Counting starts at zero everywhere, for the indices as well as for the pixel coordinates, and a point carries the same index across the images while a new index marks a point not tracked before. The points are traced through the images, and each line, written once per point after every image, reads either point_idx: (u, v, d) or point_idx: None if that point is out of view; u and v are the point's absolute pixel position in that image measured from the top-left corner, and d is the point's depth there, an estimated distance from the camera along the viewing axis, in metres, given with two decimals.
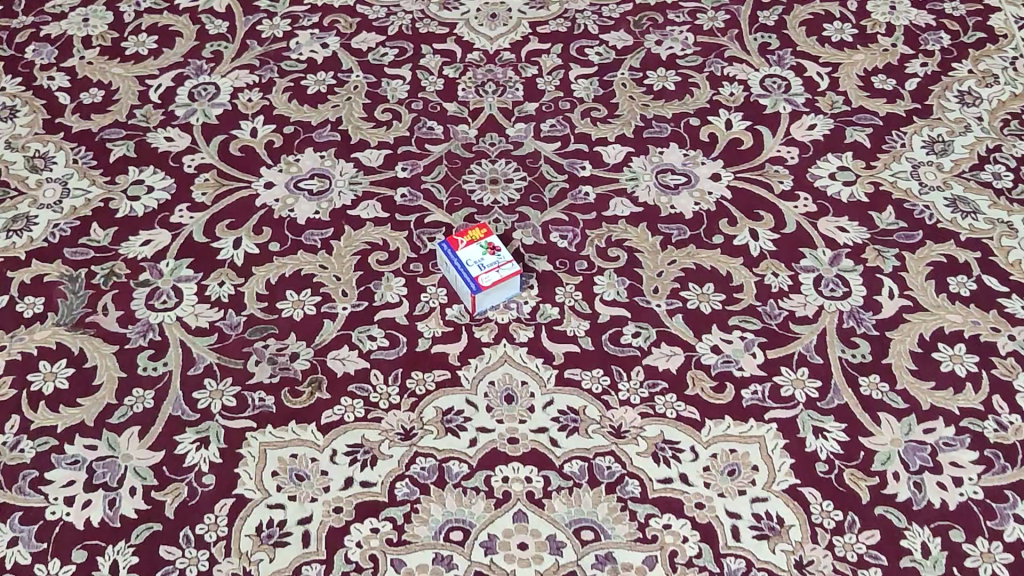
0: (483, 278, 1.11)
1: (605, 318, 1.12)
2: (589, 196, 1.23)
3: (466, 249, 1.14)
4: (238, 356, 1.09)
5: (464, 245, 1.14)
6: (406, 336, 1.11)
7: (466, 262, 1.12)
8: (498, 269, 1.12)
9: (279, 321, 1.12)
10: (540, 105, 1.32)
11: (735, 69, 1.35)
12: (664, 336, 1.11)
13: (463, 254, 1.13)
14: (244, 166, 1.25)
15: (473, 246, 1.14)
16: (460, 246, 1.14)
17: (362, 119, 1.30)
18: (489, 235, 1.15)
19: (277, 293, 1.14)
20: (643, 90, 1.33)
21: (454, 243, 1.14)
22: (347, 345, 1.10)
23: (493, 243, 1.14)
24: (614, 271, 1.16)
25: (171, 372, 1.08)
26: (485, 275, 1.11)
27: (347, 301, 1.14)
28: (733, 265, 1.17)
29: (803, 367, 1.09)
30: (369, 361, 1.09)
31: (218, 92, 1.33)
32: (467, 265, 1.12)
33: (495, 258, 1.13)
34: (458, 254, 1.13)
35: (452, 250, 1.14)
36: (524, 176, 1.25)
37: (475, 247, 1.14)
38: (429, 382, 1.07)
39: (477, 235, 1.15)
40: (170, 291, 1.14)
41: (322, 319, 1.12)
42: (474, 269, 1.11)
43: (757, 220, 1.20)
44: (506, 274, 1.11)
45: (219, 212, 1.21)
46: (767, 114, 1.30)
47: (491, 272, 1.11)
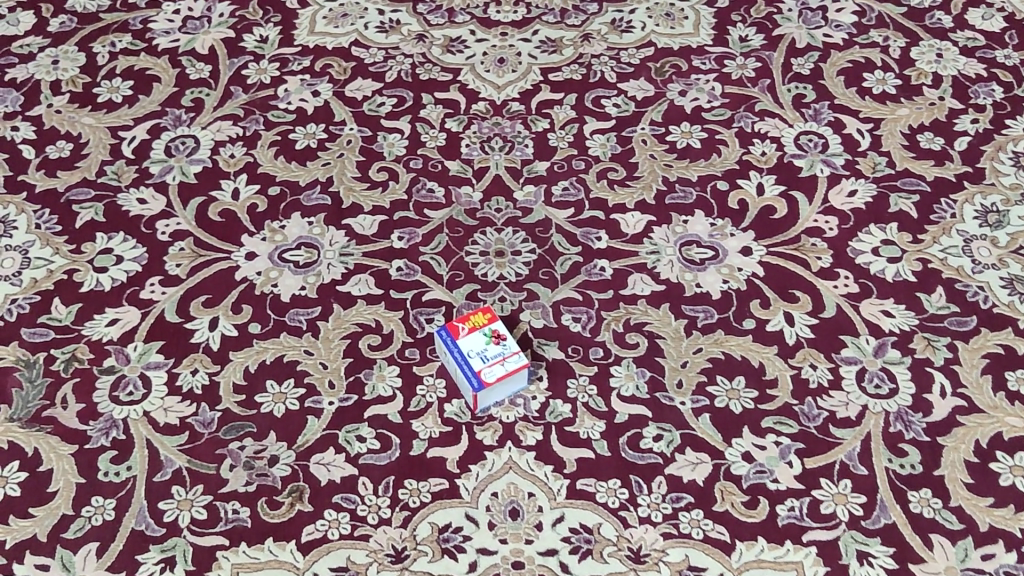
0: (487, 373, 0.98)
1: (623, 418, 1.00)
2: (605, 272, 1.10)
3: (467, 337, 1.01)
4: (211, 460, 0.98)
5: (466, 332, 1.01)
6: (399, 438, 0.99)
7: (468, 353, 1.00)
8: (503, 362, 0.99)
9: (257, 418, 1.00)
10: (552, 164, 1.19)
11: (766, 125, 1.23)
12: (689, 439, 0.99)
13: (464, 343, 1.01)
14: (224, 233, 1.14)
15: (476, 333, 1.01)
16: (462, 333, 1.01)
17: (355, 179, 1.18)
18: (493, 320, 1.02)
19: (256, 384, 1.02)
20: (665, 147, 1.21)
21: (453, 329, 1.01)
22: (333, 447, 0.98)
23: (498, 331, 1.01)
24: (633, 361, 1.04)
25: (135, 478, 0.97)
26: (489, 370, 0.98)
27: (335, 394, 1.02)
28: (766, 355, 1.04)
29: (845, 479, 0.97)
30: (357, 466, 0.97)
31: (197, 146, 1.21)
32: (469, 358, 0.99)
33: (500, 348, 1.00)
34: (459, 343, 1.01)
35: (452, 338, 1.01)
36: (533, 248, 1.12)
37: (477, 334, 1.01)
38: (424, 494, 0.96)
39: (481, 320, 1.02)
40: (137, 380, 1.03)
41: (306, 416, 1.00)
42: (477, 362, 0.99)
43: (792, 302, 1.08)
44: (513, 369, 0.99)
45: (195, 288, 1.09)
46: (802, 178, 1.18)
47: (495, 367, 0.99)
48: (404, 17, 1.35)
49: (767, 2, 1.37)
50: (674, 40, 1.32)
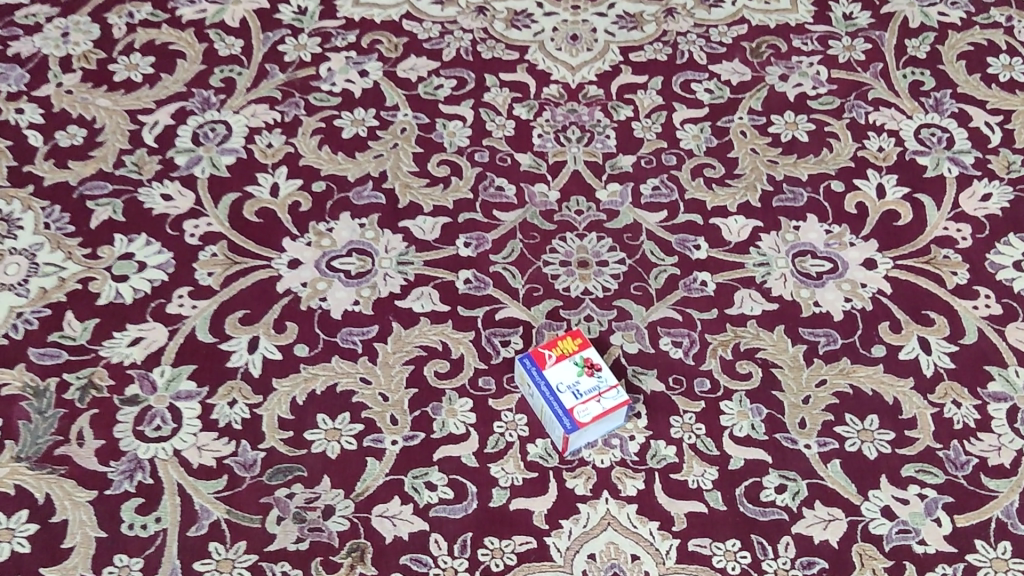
0: (580, 412, 0.83)
1: (739, 464, 0.85)
2: (707, 288, 0.95)
3: (555, 367, 0.86)
4: (254, 511, 0.83)
5: (553, 362, 0.86)
6: (476, 486, 0.84)
7: (556, 386, 0.85)
8: (598, 398, 0.84)
9: (308, 460, 0.85)
10: (638, 159, 1.03)
11: (881, 116, 1.08)
12: (818, 491, 0.84)
13: (552, 374, 0.85)
14: (263, 237, 0.98)
15: (565, 362, 0.86)
16: (549, 363, 0.86)
17: (412, 175, 1.02)
18: (585, 347, 0.87)
19: (305, 419, 0.87)
20: (768, 141, 1.05)
21: (539, 357, 0.86)
22: (398, 496, 0.83)
23: (590, 360, 0.86)
24: (747, 395, 0.89)
25: (165, 532, 0.82)
26: (582, 408, 0.83)
27: (398, 431, 0.87)
28: (901, 389, 0.89)
29: (1004, 542, 0.82)
30: (427, 521, 0.82)
31: (229, 134, 1.06)
32: (558, 392, 0.84)
33: (595, 381, 0.85)
34: (545, 374, 0.85)
35: (537, 368, 0.86)
36: (622, 257, 0.96)
37: (567, 363, 0.86)
38: (508, 556, 0.80)
39: (570, 346, 0.87)
40: (165, 413, 0.88)
41: (365, 457, 0.85)
42: (569, 398, 0.84)
43: (926, 325, 0.93)
44: (610, 407, 0.83)
45: (230, 302, 0.94)
46: (927, 179, 1.03)
47: (590, 404, 0.84)
48: None
49: None
50: (771, 16, 1.16)
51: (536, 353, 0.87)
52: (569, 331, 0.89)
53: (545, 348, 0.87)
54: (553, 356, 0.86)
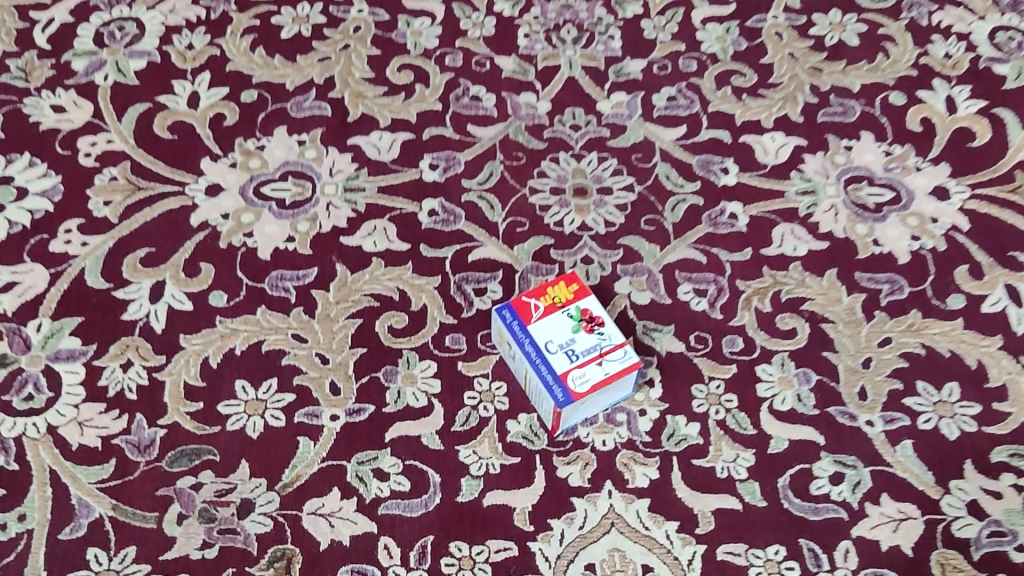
0: (577, 379, 0.63)
1: (781, 447, 0.65)
2: (738, 222, 0.75)
3: (544, 321, 0.66)
4: (149, 507, 0.63)
5: (540, 314, 0.66)
6: (439, 475, 0.64)
7: (545, 346, 0.64)
8: (600, 361, 0.64)
9: (220, 440, 0.65)
10: (649, 64, 0.83)
11: (947, 16, 0.87)
12: (884, 483, 0.64)
13: (539, 330, 0.65)
14: (176, 158, 0.78)
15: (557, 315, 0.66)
16: (535, 316, 0.66)
17: (367, 83, 0.82)
18: (582, 295, 0.67)
19: (220, 387, 0.67)
20: (810, 44, 0.85)
21: (521, 307, 0.66)
22: (338, 489, 0.63)
23: (589, 311, 0.66)
24: (791, 357, 0.69)
25: (31, 533, 0.62)
26: (579, 374, 0.63)
27: (339, 404, 0.66)
28: (986, 350, 0.70)
29: None
30: (375, 521, 0.62)
31: (140, 34, 0.85)
32: (548, 353, 0.64)
33: (596, 339, 0.65)
34: (530, 330, 0.65)
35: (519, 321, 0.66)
36: (630, 183, 0.76)
37: (559, 316, 0.66)
38: (480, 568, 0.61)
39: (563, 294, 0.67)
40: (39, 378, 0.68)
41: (295, 437, 0.65)
42: (561, 361, 0.64)
43: (1015, 269, 0.73)
44: (616, 373, 0.63)
45: (131, 239, 0.74)
46: (1007, 91, 0.83)
47: (590, 368, 0.64)
48: None
49: None
50: None
51: (518, 302, 0.66)
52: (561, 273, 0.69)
53: (529, 297, 0.67)
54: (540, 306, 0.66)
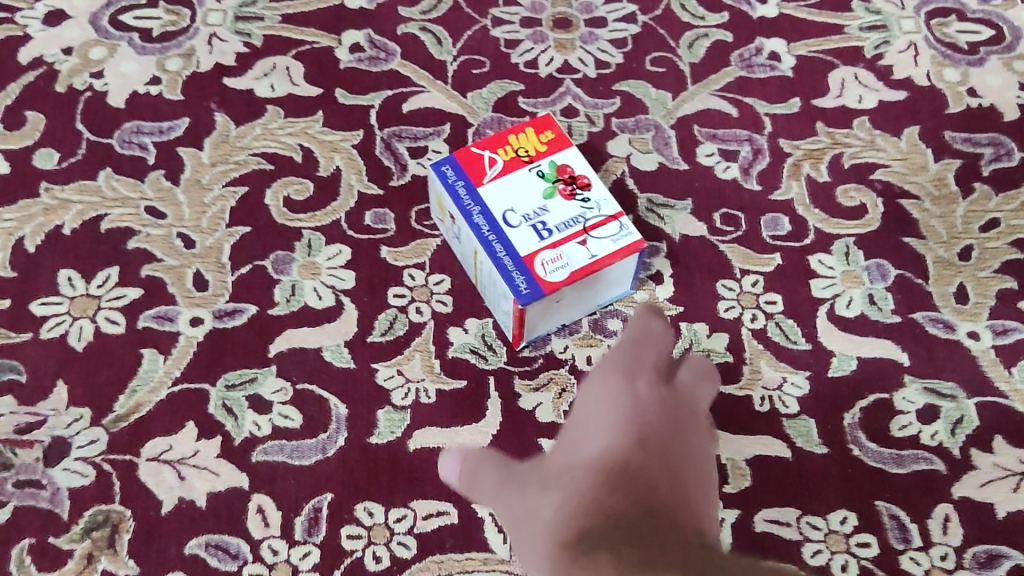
0: (549, 265, 0.42)
1: (847, 370, 0.45)
2: (781, 64, 0.54)
3: (503, 184, 0.44)
4: None
5: (498, 171, 0.45)
6: (346, 405, 0.44)
7: (502, 218, 0.43)
8: (584, 240, 0.43)
9: (28, 353, 0.45)
10: None
11: None
12: (999, 421, 0.44)
13: (495, 197, 0.44)
14: None
15: (522, 175, 0.45)
16: (489, 175, 0.45)
17: None
18: (558, 147, 0.46)
19: (36, 278, 0.46)
20: None
21: (469, 163, 0.45)
22: (194, 424, 0.43)
23: (569, 170, 0.45)
24: (858, 243, 0.48)
25: None
26: (553, 258, 0.42)
27: (206, 303, 0.46)
28: None
29: None
30: (247, 472, 0.42)
31: None
32: (506, 228, 0.43)
33: (580, 209, 0.44)
34: (482, 196, 0.44)
35: (465, 184, 0.44)
36: (631, 13, 0.55)
37: (525, 177, 0.45)
38: (401, 544, 0.41)
39: (532, 144, 0.46)
40: None
41: (138, 350, 0.45)
42: (526, 239, 0.43)
43: None
44: (608, 257, 0.43)
45: None
46: None
47: (569, 250, 0.43)
48: None
49: None
50: None
51: (464, 156, 0.45)
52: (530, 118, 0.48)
53: (481, 149, 0.46)
54: (498, 162, 0.45)
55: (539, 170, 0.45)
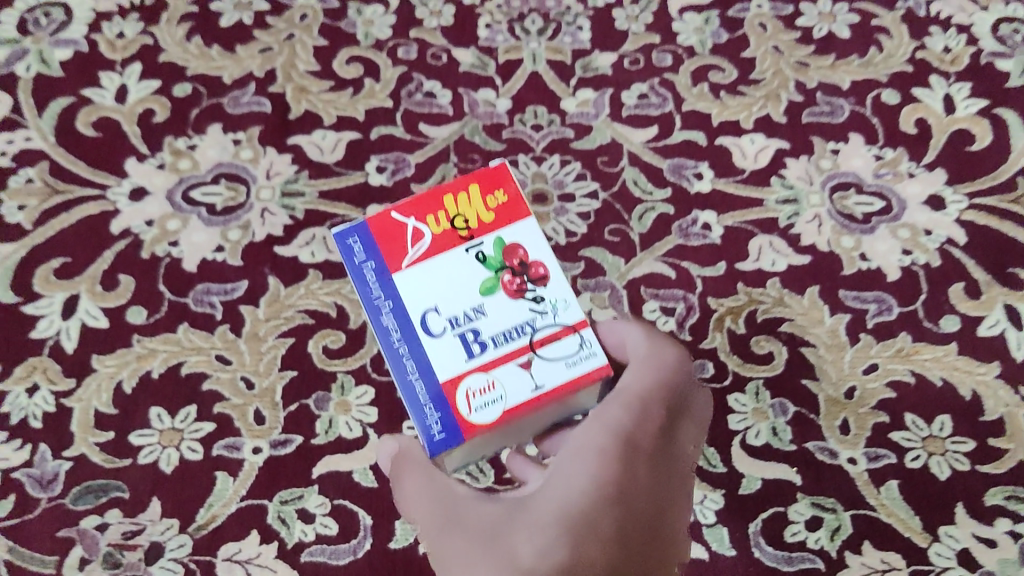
0: (468, 394, 0.42)
1: (753, 489, 0.60)
2: (711, 233, 0.68)
3: (428, 268, 0.43)
4: (48, 550, 0.57)
5: (415, 259, 0.44)
6: (371, 516, 0.58)
7: (422, 323, 0.43)
8: (532, 361, 0.42)
9: (130, 475, 0.59)
10: (620, 58, 0.76)
11: (948, 6, 0.80)
12: (869, 528, 0.59)
13: (416, 280, 0.43)
14: (99, 158, 0.71)
15: (458, 256, 0.44)
16: (408, 261, 0.44)
17: (311, 75, 0.75)
18: (503, 220, 0.45)
19: (133, 414, 0.61)
20: (797, 36, 0.77)
21: (392, 241, 0.44)
22: (256, 531, 0.58)
23: (515, 251, 0.44)
24: (766, 385, 0.63)
25: None
26: (474, 382, 0.42)
27: (264, 435, 0.60)
28: (983, 378, 0.64)
29: None
30: (297, 569, 0.57)
31: (67, 20, 0.78)
32: (424, 335, 0.42)
33: (529, 314, 0.43)
34: (394, 286, 0.43)
35: (375, 257, 0.44)
36: (594, 189, 0.70)
37: (461, 260, 0.44)
38: None
39: (471, 214, 0.44)
40: None
41: (213, 472, 0.59)
42: (449, 356, 0.42)
43: (1016, 288, 0.67)
44: (559, 386, 0.42)
45: (44, 247, 0.67)
46: (1010, 91, 0.76)
47: (502, 374, 0.42)
48: None
49: None
50: None
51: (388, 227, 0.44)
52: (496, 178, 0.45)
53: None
54: (424, 239, 0.44)
55: (481, 252, 0.44)
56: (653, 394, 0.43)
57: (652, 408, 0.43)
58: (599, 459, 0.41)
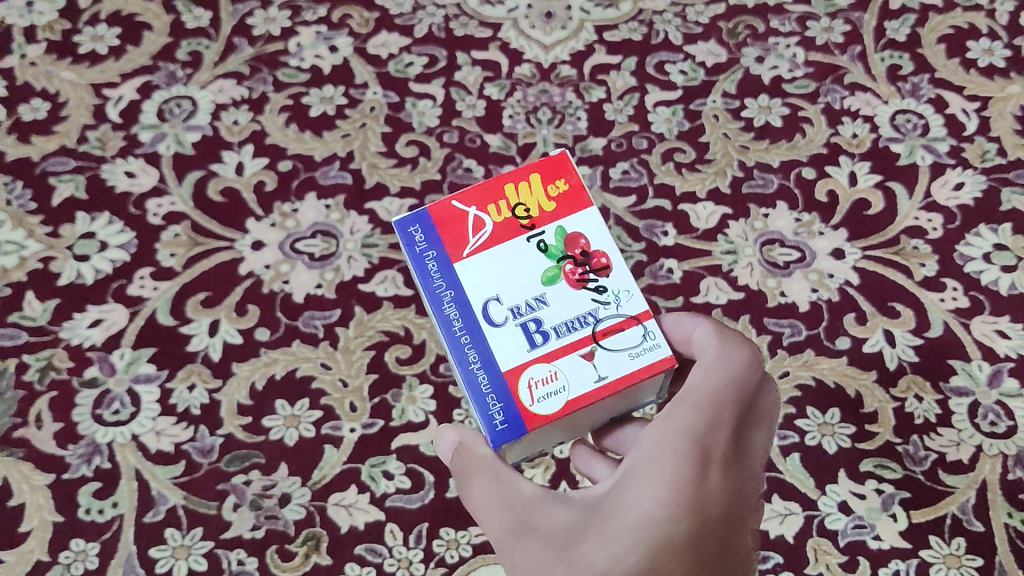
0: (537, 385, 0.58)
1: None
2: (673, 275, 0.94)
3: (482, 257, 0.61)
4: (211, 497, 0.83)
5: (479, 252, 0.61)
6: (433, 475, 0.84)
7: (489, 310, 0.60)
8: (594, 351, 0.59)
9: (265, 447, 0.85)
10: (608, 142, 1.02)
11: (858, 101, 1.06)
12: (777, 485, 0.85)
13: (473, 267, 0.61)
14: (226, 217, 0.97)
15: (520, 244, 0.61)
16: (471, 253, 0.61)
17: (380, 155, 1.01)
18: (559, 215, 0.62)
19: (264, 405, 0.87)
20: (741, 125, 1.03)
21: (449, 232, 0.62)
22: (354, 485, 0.84)
23: (575, 241, 0.62)
24: None
25: (122, 517, 0.82)
26: (543, 372, 0.58)
27: (357, 419, 0.86)
28: (864, 383, 0.90)
29: (959, 538, 0.83)
30: (383, 511, 0.83)
31: (195, 110, 1.04)
32: (491, 325, 0.59)
33: (592, 305, 0.60)
34: (462, 273, 0.61)
35: (436, 251, 0.62)
36: None
37: (527, 247, 0.61)
38: (463, 547, 0.81)
39: (533, 209, 0.62)
40: (124, 396, 0.88)
41: (322, 445, 0.85)
42: (518, 340, 0.59)
43: (893, 317, 0.93)
44: (622, 374, 0.59)
45: (192, 284, 0.93)
46: (901, 167, 1.02)
47: (564, 362, 0.59)
48: None
49: None
50: None
51: (444, 222, 0.62)
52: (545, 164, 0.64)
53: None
54: (486, 228, 0.62)
55: (543, 243, 0.61)
56: (719, 388, 0.57)
57: (715, 411, 0.56)
58: (662, 485, 0.53)
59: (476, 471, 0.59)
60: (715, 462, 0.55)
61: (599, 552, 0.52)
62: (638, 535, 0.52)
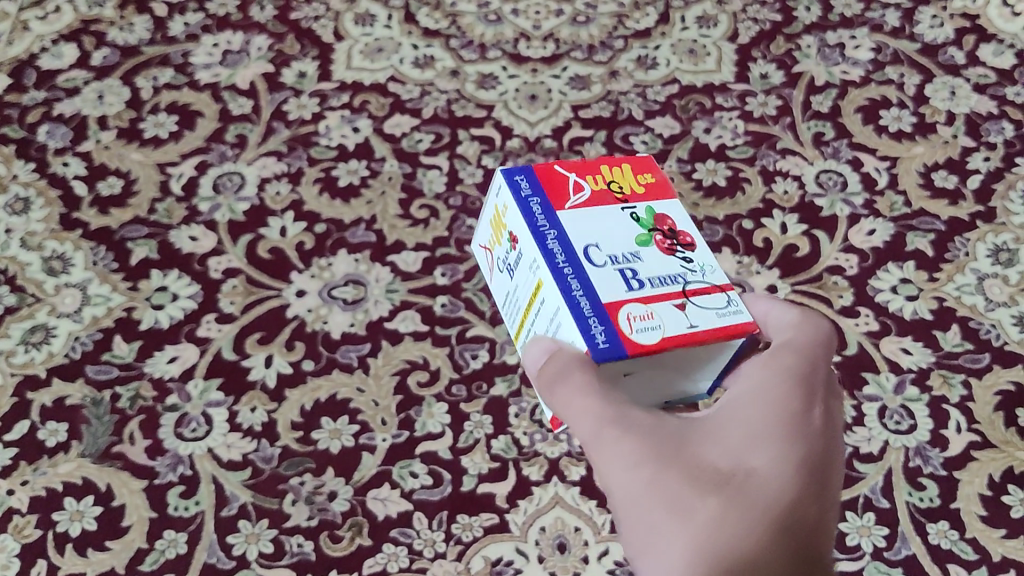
0: (636, 319, 0.75)
1: None
2: None
3: (580, 211, 0.83)
4: (274, 495, 1.05)
5: (573, 208, 0.83)
6: (450, 473, 1.06)
7: (588, 253, 0.79)
8: (685, 303, 0.77)
9: (315, 455, 1.07)
10: None
11: (789, 163, 1.28)
12: None
13: (574, 218, 0.82)
14: (275, 271, 1.19)
15: (615, 209, 0.83)
16: (569, 205, 0.83)
17: (398, 217, 1.23)
18: (642, 197, 0.86)
19: (313, 421, 1.09)
20: (692, 185, 1.26)
21: (554, 189, 0.84)
22: (388, 483, 1.05)
23: (662, 219, 0.84)
24: None
25: (203, 512, 1.04)
26: (641, 311, 0.75)
27: (387, 430, 1.08)
28: None
29: (870, 512, 1.06)
30: (412, 502, 1.04)
31: (244, 183, 1.26)
32: (592, 264, 0.78)
33: (683, 267, 0.80)
34: (560, 216, 0.82)
35: (541, 200, 0.83)
36: None
37: (620, 211, 0.83)
38: (476, 528, 1.03)
39: (625, 187, 0.86)
40: (200, 418, 1.09)
41: (361, 452, 1.07)
42: (616, 279, 0.77)
43: None
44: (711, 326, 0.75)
45: (250, 326, 1.15)
46: (824, 217, 1.24)
47: (659, 307, 0.76)
48: (438, 52, 1.38)
49: (786, 37, 1.40)
50: (698, 78, 1.36)
51: (550, 182, 0.85)
52: (636, 163, 0.89)
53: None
54: (582, 191, 0.84)
55: (632, 211, 0.84)
56: (814, 341, 0.79)
57: (813, 355, 0.77)
58: (774, 417, 0.74)
59: (574, 369, 0.74)
60: (814, 397, 0.75)
61: (710, 462, 0.72)
62: (750, 451, 0.72)
